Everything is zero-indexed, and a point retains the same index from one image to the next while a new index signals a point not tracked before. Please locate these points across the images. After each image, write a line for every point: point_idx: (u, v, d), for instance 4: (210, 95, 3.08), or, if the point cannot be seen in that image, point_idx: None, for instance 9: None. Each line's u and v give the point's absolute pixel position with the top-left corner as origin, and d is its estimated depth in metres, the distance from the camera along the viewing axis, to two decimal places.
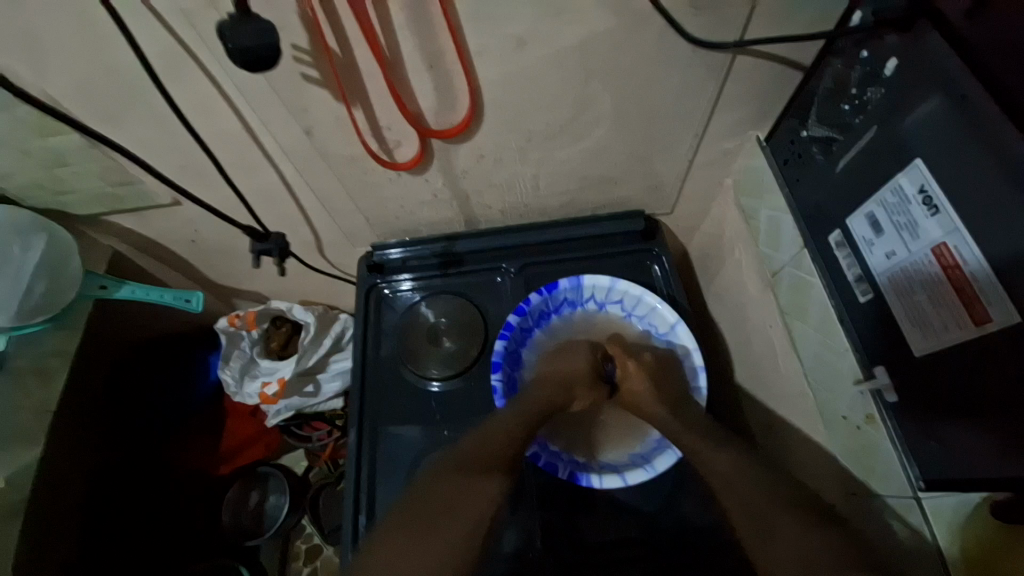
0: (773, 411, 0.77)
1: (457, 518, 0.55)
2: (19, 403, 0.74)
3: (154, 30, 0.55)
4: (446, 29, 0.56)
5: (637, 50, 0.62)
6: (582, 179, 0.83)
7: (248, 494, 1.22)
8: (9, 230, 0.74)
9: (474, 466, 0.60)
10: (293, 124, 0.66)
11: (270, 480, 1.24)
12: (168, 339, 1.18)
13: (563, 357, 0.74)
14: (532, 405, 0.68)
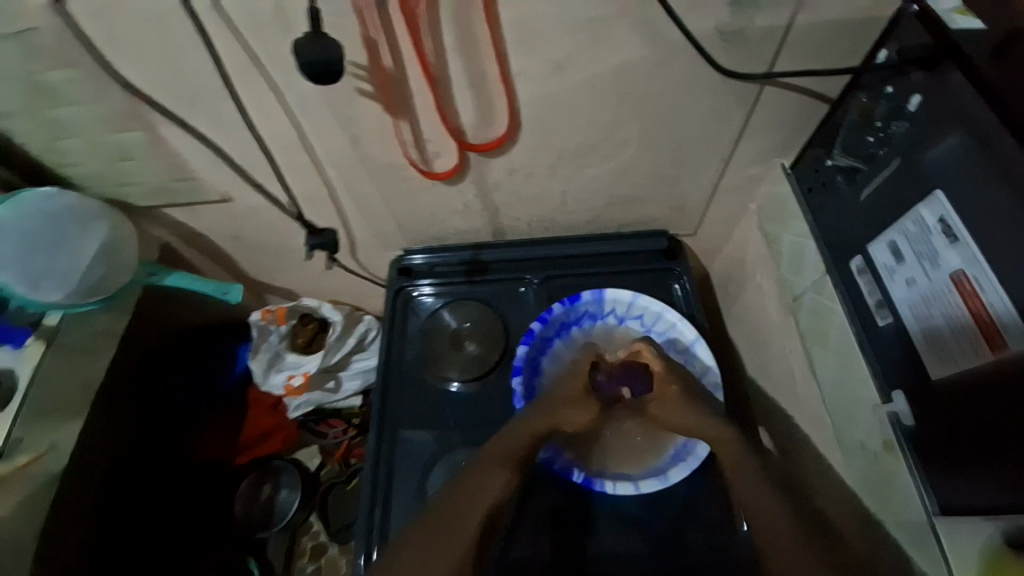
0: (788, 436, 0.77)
1: (466, 520, 0.58)
2: (63, 378, 0.76)
3: (227, 42, 0.60)
4: (492, 53, 0.60)
5: (669, 78, 0.65)
6: (608, 198, 0.87)
7: (260, 487, 1.25)
8: (69, 213, 0.75)
9: (487, 472, 0.63)
10: (343, 132, 0.71)
11: (287, 473, 1.27)
12: (199, 330, 1.24)
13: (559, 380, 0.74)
14: (547, 416, 0.67)
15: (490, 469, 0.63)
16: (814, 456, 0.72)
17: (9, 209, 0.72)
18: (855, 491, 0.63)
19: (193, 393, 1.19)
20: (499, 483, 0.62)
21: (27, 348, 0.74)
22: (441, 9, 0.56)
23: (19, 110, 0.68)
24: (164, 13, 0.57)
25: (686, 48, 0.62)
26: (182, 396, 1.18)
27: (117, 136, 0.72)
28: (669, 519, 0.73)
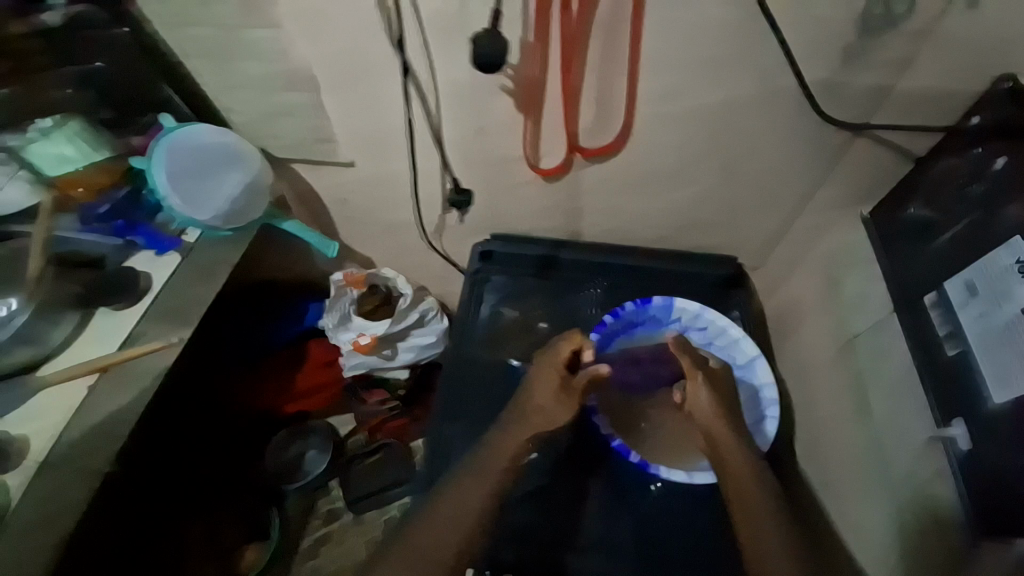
0: (830, 467, 0.81)
1: (455, 521, 0.67)
2: (188, 287, 0.82)
3: (402, 31, 0.69)
4: (626, 73, 0.70)
5: (772, 118, 0.74)
6: (685, 220, 0.94)
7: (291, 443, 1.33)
8: (223, 150, 0.82)
9: (479, 476, 0.71)
10: (471, 122, 0.81)
11: (318, 434, 1.34)
12: (266, 283, 1.32)
13: (533, 378, 0.79)
14: (529, 426, 0.76)
15: (479, 479, 0.71)
16: (850, 485, 0.76)
17: (163, 140, 0.78)
18: (894, 516, 0.67)
19: (254, 339, 1.27)
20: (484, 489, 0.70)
21: (155, 253, 0.82)
22: (595, 28, 0.65)
23: (206, 55, 0.76)
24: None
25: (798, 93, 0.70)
26: (242, 340, 1.25)
27: (281, 93, 0.81)
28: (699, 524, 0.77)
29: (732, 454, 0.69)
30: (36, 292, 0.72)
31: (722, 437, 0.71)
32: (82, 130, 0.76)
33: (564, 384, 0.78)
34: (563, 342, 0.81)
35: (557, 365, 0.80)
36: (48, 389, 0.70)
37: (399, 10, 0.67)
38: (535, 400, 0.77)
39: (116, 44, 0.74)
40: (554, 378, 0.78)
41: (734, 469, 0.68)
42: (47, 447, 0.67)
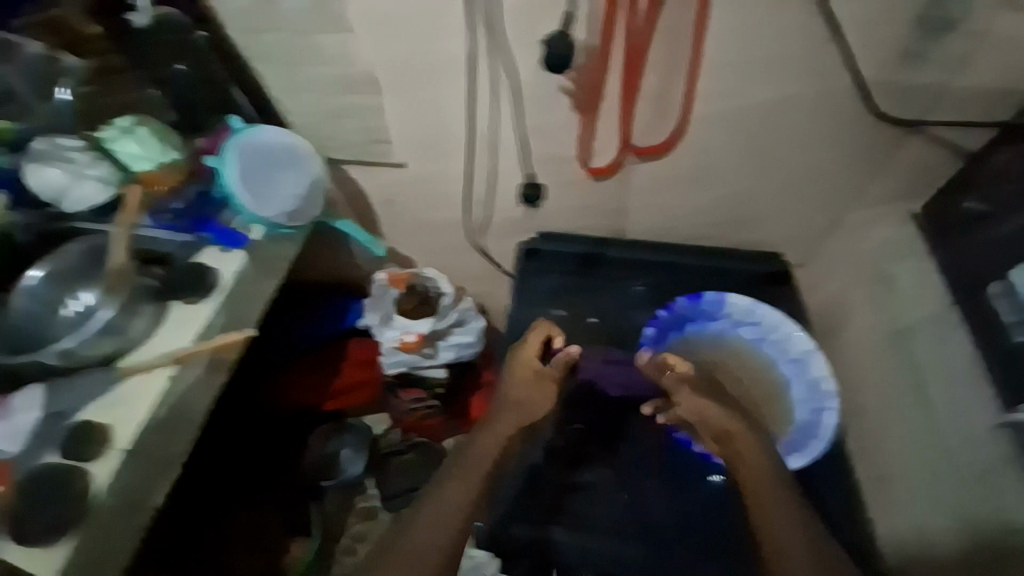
0: (888, 460, 0.81)
1: (450, 518, 0.67)
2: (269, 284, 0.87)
3: (469, 34, 0.72)
4: (685, 74, 0.72)
5: (826, 114, 0.77)
6: (732, 216, 0.95)
7: (327, 441, 1.35)
8: (280, 150, 0.85)
9: (465, 474, 0.72)
10: (526, 124, 0.84)
11: (353, 433, 1.36)
12: (310, 284, 1.38)
13: (506, 375, 0.84)
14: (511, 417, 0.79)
15: (466, 476, 0.72)
16: (912, 475, 0.77)
17: (232, 139, 0.82)
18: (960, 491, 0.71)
19: (301, 334, 1.33)
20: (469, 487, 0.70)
21: (222, 250, 0.85)
22: (659, 30, 0.67)
23: (276, 59, 0.80)
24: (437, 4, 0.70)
25: (853, 89, 0.73)
26: (288, 334, 1.32)
27: (344, 96, 0.84)
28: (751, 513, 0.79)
29: (747, 448, 0.68)
30: (121, 287, 0.73)
31: (725, 427, 0.70)
32: (157, 132, 0.81)
33: (536, 372, 0.84)
34: (533, 336, 0.87)
35: (528, 359, 0.84)
36: (127, 379, 0.74)
37: (469, 14, 0.70)
38: (513, 393, 0.81)
39: (195, 48, 0.79)
40: (525, 372, 0.83)
41: (752, 467, 0.66)
42: (127, 434, 0.70)
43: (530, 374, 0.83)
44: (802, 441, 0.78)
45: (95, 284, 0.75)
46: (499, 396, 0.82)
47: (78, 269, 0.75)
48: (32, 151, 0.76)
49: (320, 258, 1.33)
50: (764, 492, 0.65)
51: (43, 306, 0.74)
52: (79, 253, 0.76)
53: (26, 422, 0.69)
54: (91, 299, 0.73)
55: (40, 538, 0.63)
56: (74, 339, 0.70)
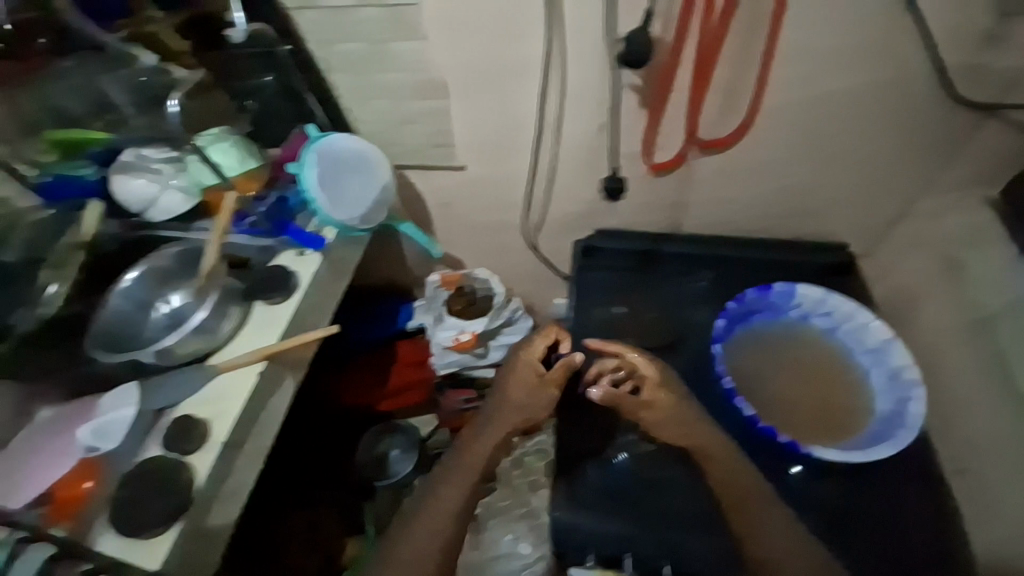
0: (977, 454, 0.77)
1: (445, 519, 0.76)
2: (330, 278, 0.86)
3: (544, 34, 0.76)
4: (760, 63, 0.73)
5: (899, 100, 0.76)
6: (795, 208, 0.95)
7: (379, 440, 1.35)
8: (349, 157, 0.90)
9: (463, 472, 0.81)
10: (591, 121, 0.86)
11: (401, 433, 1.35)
12: (368, 290, 1.49)
13: (508, 375, 0.88)
14: (506, 421, 0.85)
15: (463, 475, 0.80)
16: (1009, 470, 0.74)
17: (309, 147, 0.88)
18: None
19: (361, 336, 1.42)
20: (463, 486, 0.79)
21: (297, 253, 0.88)
22: (737, 21, 0.69)
23: (354, 67, 0.84)
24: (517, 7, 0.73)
25: (932, 73, 0.73)
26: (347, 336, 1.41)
27: (416, 101, 0.87)
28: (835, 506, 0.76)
29: (721, 459, 0.74)
30: (213, 288, 0.78)
31: (698, 437, 0.76)
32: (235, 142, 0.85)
33: (539, 375, 0.87)
34: (540, 340, 0.91)
35: (533, 362, 0.89)
36: (218, 376, 0.77)
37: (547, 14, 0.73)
38: (511, 396, 0.86)
39: (278, 59, 0.83)
40: (529, 374, 0.87)
41: (723, 476, 0.73)
42: (223, 429, 0.73)
43: (534, 375, 0.87)
44: (884, 429, 0.76)
45: (185, 285, 0.81)
46: (495, 398, 0.88)
47: (170, 273, 0.82)
48: (121, 163, 0.85)
49: (376, 264, 1.42)
50: (730, 498, 0.72)
51: (138, 306, 0.81)
52: (172, 257, 0.83)
53: (120, 416, 0.72)
54: (182, 300, 0.80)
55: (144, 530, 0.65)
56: (176, 337, 0.75)
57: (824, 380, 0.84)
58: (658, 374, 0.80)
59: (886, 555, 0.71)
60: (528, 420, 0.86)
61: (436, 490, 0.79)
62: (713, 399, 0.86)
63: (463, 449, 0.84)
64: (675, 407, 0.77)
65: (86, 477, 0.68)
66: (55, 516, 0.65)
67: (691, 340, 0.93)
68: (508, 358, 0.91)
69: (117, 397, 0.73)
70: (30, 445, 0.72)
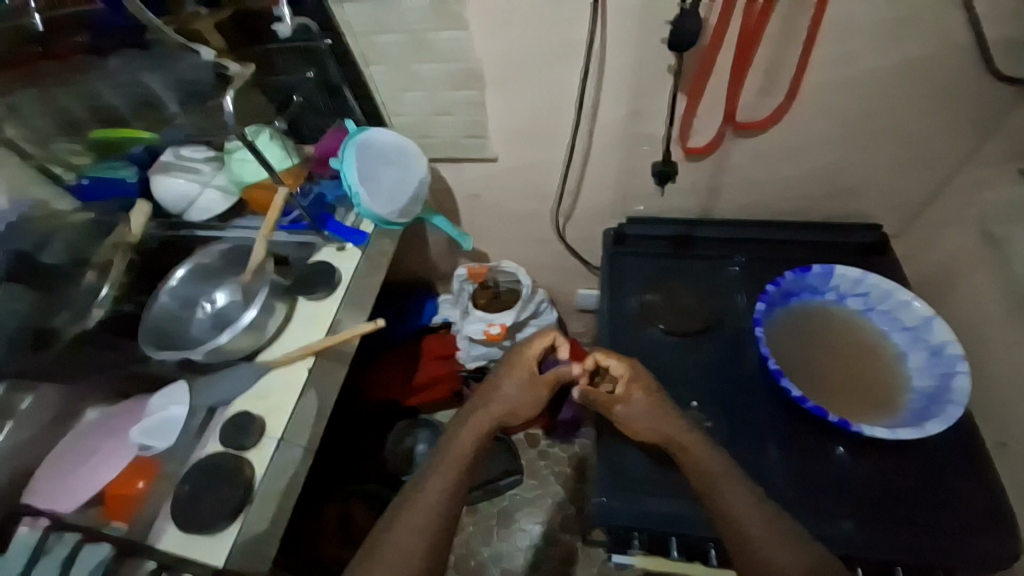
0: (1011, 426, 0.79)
1: (421, 515, 0.72)
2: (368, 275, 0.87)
3: (587, 22, 0.76)
4: (801, 44, 0.74)
5: (937, 77, 0.78)
6: (827, 187, 0.97)
7: (405, 436, 1.44)
8: (381, 155, 0.92)
9: (446, 465, 0.78)
10: (628, 107, 0.87)
11: (427, 427, 1.46)
12: (393, 285, 1.51)
13: (504, 370, 0.89)
14: (488, 416, 0.84)
15: (445, 469, 0.77)
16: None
17: (348, 142, 0.88)
18: None
19: (391, 329, 1.44)
20: (446, 479, 0.76)
21: (335, 249, 0.89)
22: (782, 3, 0.70)
23: (396, 58, 0.86)
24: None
25: (975, 50, 0.73)
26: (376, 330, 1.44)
27: (453, 92, 0.90)
28: (877, 483, 0.77)
29: (697, 447, 0.74)
30: (261, 285, 0.79)
31: (669, 429, 0.77)
32: (275, 138, 0.86)
33: (532, 375, 0.87)
34: (539, 340, 0.91)
35: (531, 360, 0.89)
36: (269, 372, 0.77)
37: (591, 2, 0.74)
38: (501, 391, 0.87)
39: (320, 55, 0.85)
40: (523, 371, 0.87)
41: (696, 460, 0.73)
42: (279, 423, 0.73)
43: (528, 371, 0.88)
44: (926, 405, 0.76)
45: (230, 283, 0.83)
46: (485, 393, 0.88)
47: (215, 271, 0.83)
48: (163, 163, 0.89)
49: (404, 259, 1.43)
50: (705, 481, 0.71)
51: (182, 305, 0.82)
52: (217, 256, 0.85)
53: (172, 415, 0.74)
54: (229, 297, 0.81)
55: (208, 526, 0.65)
56: (230, 334, 0.75)
57: (864, 361, 0.84)
58: (629, 373, 0.83)
59: (929, 526, 0.73)
60: (514, 415, 0.85)
61: (419, 486, 0.76)
62: (753, 379, 0.87)
63: (445, 445, 0.82)
64: (644, 403, 0.79)
65: (140, 476, 0.69)
66: (109, 516, 0.67)
67: (727, 323, 0.94)
68: (508, 355, 0.92)
69: (168, 396, 0.75)
70: (78, 448, 0.74)
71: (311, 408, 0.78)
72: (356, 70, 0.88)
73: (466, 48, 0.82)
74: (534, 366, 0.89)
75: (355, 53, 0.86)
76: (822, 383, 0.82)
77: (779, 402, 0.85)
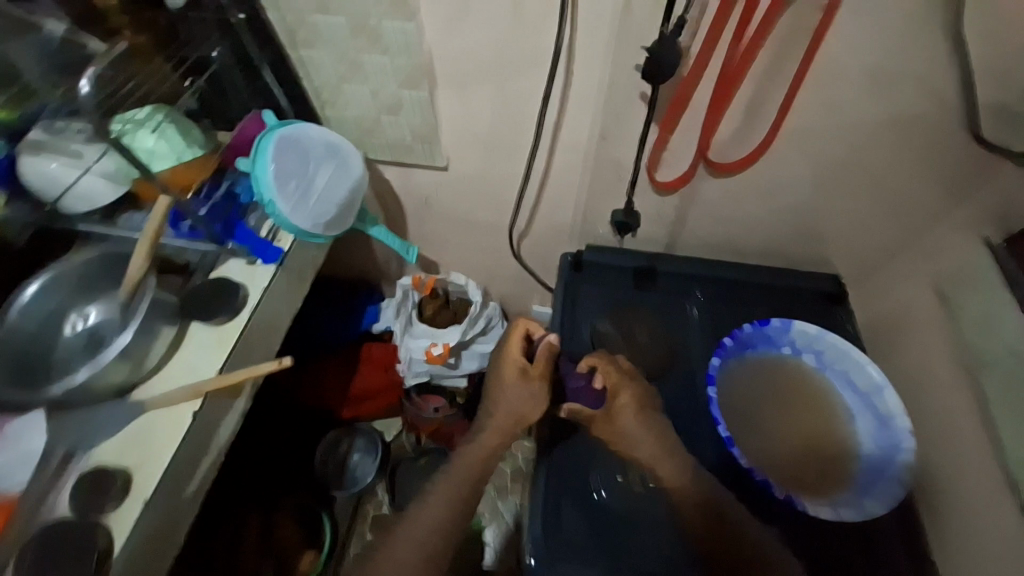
0: (937, 492, 0.78)
1: (417, 541, 0.71)
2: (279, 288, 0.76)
3: (555, 30, 0.65)
4: (788, 84, 0.66)
5: (918, 132, 0.73)
6: (793, 230, 0.93)
7: (339, 445, 1.30)
8: (304, 154, 0.78)
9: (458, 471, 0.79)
10: (594, 128, 0.78)
11: (364, 437, 1.31)
12: (333, 284, 1.37)
13: (499, 374, 0.85)
14: (495, 429, 0.82)
15: (454, 484, 0.77)
16: (963, 515, 0.74)
17: (267, 138, 0.75)
18: None
19: (326, 335, 1.31)
20: (456, 489, 0.76)
21: (244, 262, 0.77)
22: (771, 38, 0.62)
23: (330, 43, 0.72)
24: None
25: (963, 111, 0.68)
26: (309, 336, 1.31)
27: (396, 88, 0.77)
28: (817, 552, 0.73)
29: (674, 475, 0.73)
30: (136, 307, 0.65)
31: (656, 443, 0.75)
32: (157, 131, 0.71)
33: (523, 375, 0.82)
34: (512, 332, 0.88)
35: (514, 356, 0.85)
36: (145, 414, 0.65)
37: (560, 10, 0.63)
38: (502, 400, 0.83)
39: (233, 30, 0.70)
40: (511, 372, 0.83)
41: (678, 482, 0.72)
42: (150, 479, 0.61)
43: (516, 373, 0.82)
44: (872, 478, 0.73)
45: (102, 299, 0.71)
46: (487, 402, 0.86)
47: (85, 283, 0.71)
48: (32, 142, 0.71)
49: (344, 259, 1.30)
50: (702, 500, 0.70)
51: (44, 322, 0.68)
52: (92, 261, 0.71)
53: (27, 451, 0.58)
54: (99, 316, 0.69)
55: None
56: (93, 369, 0.62)
57: (812, 422, 0.79)
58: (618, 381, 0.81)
59: None
60: (518, 422, 0.81)
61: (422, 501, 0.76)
62: (705, 431, 0.81)
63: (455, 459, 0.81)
64: (635, 415, 0.77)
65: None
66: None
67: (681, 370, 0.88)
68: (496, 359, 0.89)
69: (22, 429, 0.59)
70: None
71: (199, 455, 0.67)
72: (279, 50, 0.74)
73: (415, 42, 0.70)
74: (519, 362, 0.84)
75: (279, 30, 0.72)
76: (771, 441, 0.78)
77: (727, 465, 0.79)
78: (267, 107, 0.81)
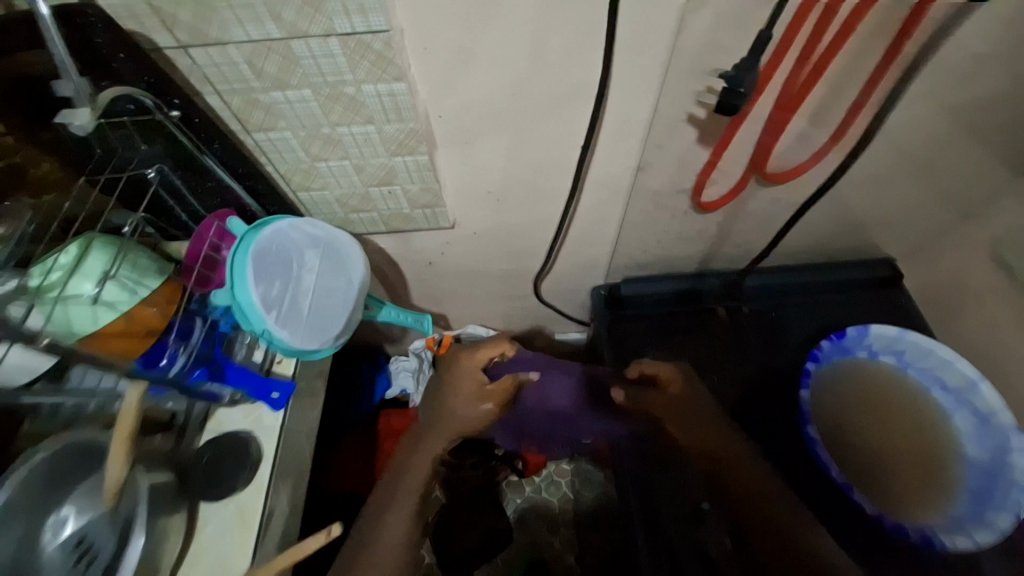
0: None
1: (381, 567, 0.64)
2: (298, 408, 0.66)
3: (596, 60, 0.53)
4: (866, 79, 0.58)
5: (989, 107, 0.65)
6: (843, 223, 0.84)
7: None
8: (284, 258, 0.64)
9: (413, 484, 0.74)
10: (630, 161, 0.66)
11: None
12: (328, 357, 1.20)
13: (453, 385, 0.84)
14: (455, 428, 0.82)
15: (416, 476, 0.76)
16: None
17: (242, 254, 0.59)
18: None
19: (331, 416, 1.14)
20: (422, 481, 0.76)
21: (242, 404, 0.64)
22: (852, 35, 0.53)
23: (302, 122, 0.57)
24: (552, 29, 0.50)
25: None
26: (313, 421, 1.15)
27: (388, 158, 0.63)
28: None
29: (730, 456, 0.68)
30: (132, 506, 0.52)
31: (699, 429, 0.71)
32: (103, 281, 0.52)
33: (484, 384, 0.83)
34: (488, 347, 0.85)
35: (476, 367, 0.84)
36: None
37: (603, 37, 0.51)
38: (453, 408, 0.82)
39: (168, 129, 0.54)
40: (470, 384, 0.82)
41: (747, 482, 0.65)
42: None
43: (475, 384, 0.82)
44: (987, 486, 0.66)
45: (79, 494, 0.50)
46: (438, 407, 0.84)
47: (54, 476, 0.50)
48: None
49: None
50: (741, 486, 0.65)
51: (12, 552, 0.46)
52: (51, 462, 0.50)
53: None
54: (87, 516, 0.49)
55: None
56: None
57: (906, 433, 0.74)
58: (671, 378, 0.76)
59: None
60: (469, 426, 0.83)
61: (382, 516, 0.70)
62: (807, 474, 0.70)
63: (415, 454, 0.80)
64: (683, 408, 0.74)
65: None
66: None
67: (762, 400, 0.76)
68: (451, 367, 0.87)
69: None
70: None
71: None
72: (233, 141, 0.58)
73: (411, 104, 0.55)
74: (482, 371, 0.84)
75: (227, 116, 0.57)
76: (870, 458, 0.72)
77: (856, 516, 0.66)
78: (228, 206, 0.65)
